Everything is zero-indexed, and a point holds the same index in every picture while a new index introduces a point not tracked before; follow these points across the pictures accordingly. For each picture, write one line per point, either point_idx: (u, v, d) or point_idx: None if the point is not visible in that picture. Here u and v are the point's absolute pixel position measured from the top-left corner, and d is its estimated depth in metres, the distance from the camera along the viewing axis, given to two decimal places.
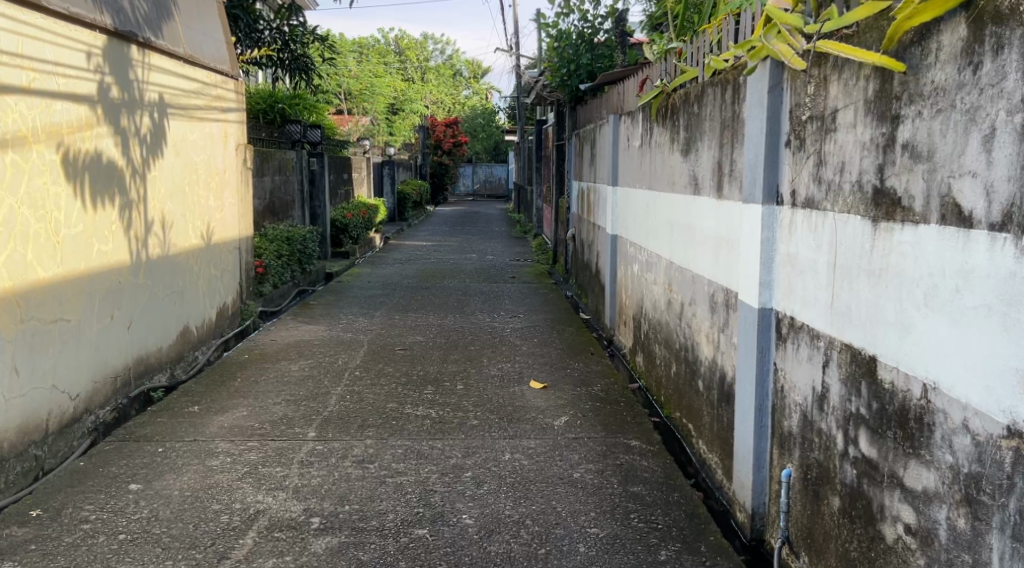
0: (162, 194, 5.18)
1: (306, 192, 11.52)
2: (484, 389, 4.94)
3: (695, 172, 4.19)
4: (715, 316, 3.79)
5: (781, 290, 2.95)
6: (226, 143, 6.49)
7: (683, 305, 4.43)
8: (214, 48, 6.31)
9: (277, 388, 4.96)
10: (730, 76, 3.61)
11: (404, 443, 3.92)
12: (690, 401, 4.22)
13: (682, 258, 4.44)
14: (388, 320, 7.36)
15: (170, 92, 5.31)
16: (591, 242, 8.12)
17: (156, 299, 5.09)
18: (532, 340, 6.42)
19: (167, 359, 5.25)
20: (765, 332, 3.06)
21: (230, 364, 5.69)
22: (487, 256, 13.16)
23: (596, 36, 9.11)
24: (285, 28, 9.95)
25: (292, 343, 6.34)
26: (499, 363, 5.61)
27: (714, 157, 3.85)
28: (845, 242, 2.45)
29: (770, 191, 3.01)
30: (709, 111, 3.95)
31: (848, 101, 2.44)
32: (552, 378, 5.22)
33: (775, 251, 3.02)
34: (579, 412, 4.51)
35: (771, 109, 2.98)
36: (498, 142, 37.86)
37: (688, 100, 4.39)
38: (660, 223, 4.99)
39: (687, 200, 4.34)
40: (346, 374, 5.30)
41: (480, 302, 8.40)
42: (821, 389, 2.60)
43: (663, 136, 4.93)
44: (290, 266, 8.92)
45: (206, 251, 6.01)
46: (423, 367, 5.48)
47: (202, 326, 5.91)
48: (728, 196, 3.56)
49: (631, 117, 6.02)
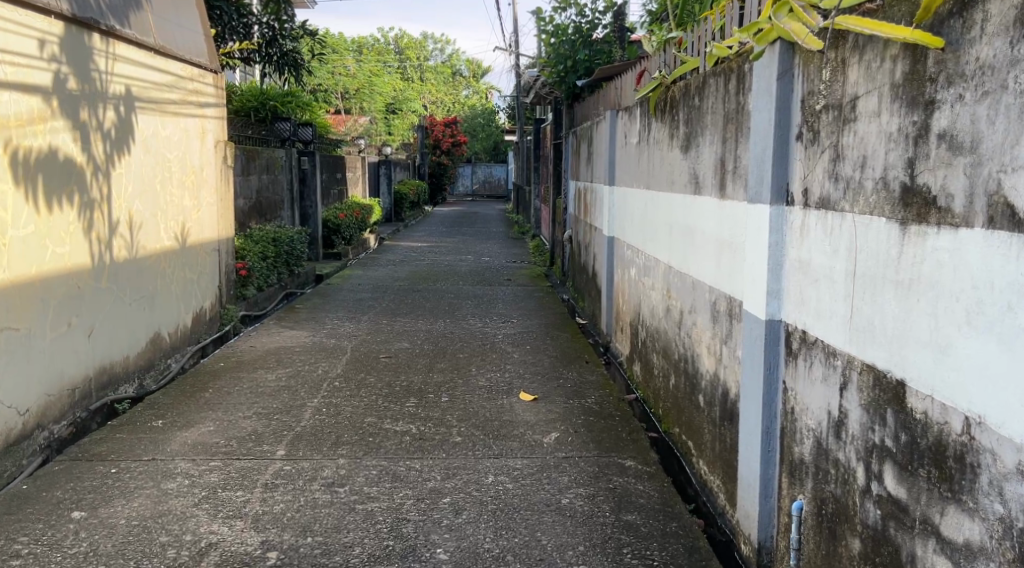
0: (129, 192, 4.88)
1: (296, 192, 11.21)
2: (470, 401, 4.63)
3: (696, 170, 3.88)
4: (717, 326, 3.49)
5: (791, 300, 2.65)
6: (203, 140, 6.19)
7: (683, 313, 4.12)
8: (191, 39, 6.00)
9: (250, 400, 4.66)
10: (734, 64, 3.30)
11: (379, 464, 3.62)
12: (689, 417, 3.92)
13: (682, 262, 4.13)
14: (375, 325, 7.05)
15: (138, 85, 5.00)
16: (587, 243, 7.83)
17: (123, 305, 4.79)
18: (524, 347, 6.12)
19: (135, 369, 4.94)
20: (773, 347, 2.76)
21: (204, 372, 5.38)
22: (483, 258, 12.83)
23: (594, 31, 8.79)
24: (273, 23, 9.59)
25: (271, 349, 6.03)
26: (488, 372, 5.30)
27: (716, 153, 3.54)
28: (867, 247, 2.14)
29: (779, 190, 2.71)
30: (711, 103, 3.64)
31: (871, 87, 2.14)
32: (544, 390, 4.91)
33: (784, 256, 2.71)
34: (570, 427, 4.20)
35: (781, 98, 2.68)
36: (498, 142, 37.54)
37: (688, 92, 4.08)
38: (658, 224, 4.69)
39: (687, 201, 4.03)
40: (325, 385, 4.99)
41: (472, 307, 8.08)
42: (837, 414, 2.29)
43: (662, 132, 4.62)
44: (277, 268, 8.62)
45: (180, 253, 5.71)
46: (407, 377, 5.17)
47: (175, 332, 5.60)
48: (732, 195, 3.25)
49: (629, 113, 5.72)
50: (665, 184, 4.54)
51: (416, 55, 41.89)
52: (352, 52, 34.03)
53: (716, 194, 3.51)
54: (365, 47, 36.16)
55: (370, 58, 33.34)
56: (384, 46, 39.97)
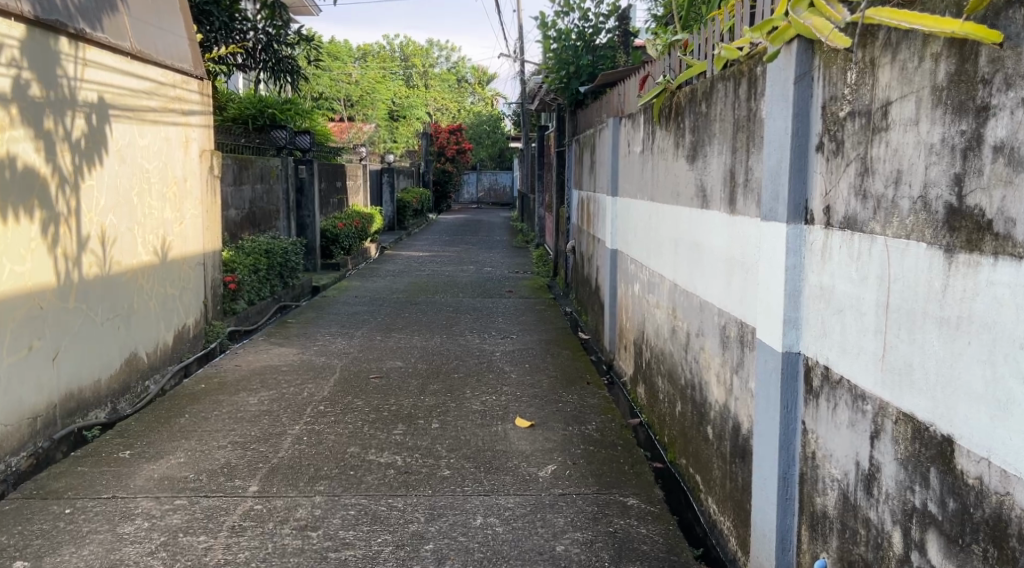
0: (101, 206, 4.61)
1: (293, 202, 10.92)
2: (462, 429, 4.33)
3: (703, 181, 3.59)
4: (727, 353, 3.19)
5: (812, 331, 2.35)
6: (187, 149, 5.92)
7: (689, 336, 3.82)
8: (174, 44, 5.74)
9: (227, 427, 4.36)
10: (745, 67, 3.01)
11: (358, 503, 3.34)
12: (697, 448, 3.63)
13: (688, 280, 3.84)
14: (369, 342, 6.77)
15: (111, 91, 4.73)
16: (590, 255, 7.55)
17: (94, 326, 4.51)
18: (523, 367, 5.81)
19: (108, 393, 4.66)
20: (790, 383, 2.45)
21: (183, 394, 5.10)
22: (484, 268, 12.53)
23: (597, 37, 8.52)
24: (270, 30, 9.41)
25: (256, 369, 5.75)
26: (483, 395, 5.01)
27: (725, 164, 3.25)
28: (901, 277, 1.84)
29: (797, 206, 2.42)
30: (719, 110, 3.35)
31: (906, 90, 1.84)
32: (541, 414, 4.61)
33: (801, 282, 2.41)
34: (569, 458, 3.91)
35: (798, 105, 2.38)
36: (503, 149, 37.30)
37: (695, 98, 3.79)
38: (663, 238, 4.39)
39: (693, 215, 3.74)
40: (309, 410, 4.70)
41: (470, 321, 7.79)
42: (868, 467, 1.99)
43: (667, 141, 4.33)
44: (269, 280, 8.35)
45: (160, 268, 5.44)
46: (396, 401, 4.87)
47: (155, 352, 5.33)
48: (743, 211, 2.96)
49: (632, 120, 5.43)
50: (670, 197, 4.25)
51: (421, 62, 41.62)
52: (355, 60, 33.81)
53: (725, 209, 3.22)
54: (369, 53, 35.96)
55: (373, 65, 33.12)
56: (389, 53, 39.75)
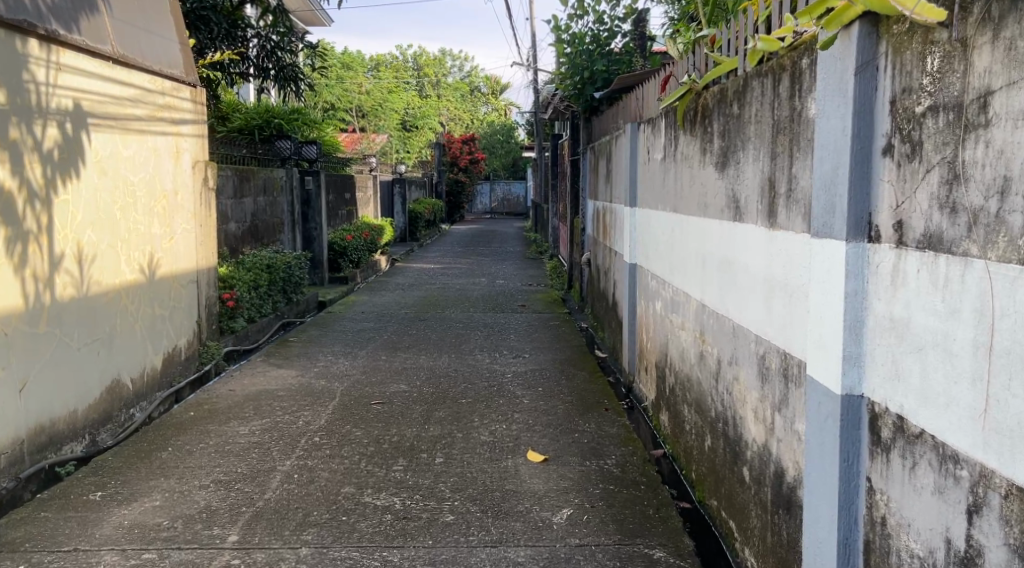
0: (78, 221, 4.28)
1: (299, 214, 10.59)
2: (468, 464, 3.94)
3: (735, 191, 3.21)
4: (767, 388, 2.80)
5: (879, 371, 1.95)
6: (178, 160, 5.59)
7: (720, 363, 3.41)
8: (163, 49, 5.42)
9: (211, 463, 3.99)
10: (787, 60, 2.62)
11: (348, 558, 2.97)
12: (730, 490, 3.23)
13: (719, 300, 3.44)
14: (373, 362, 6.40)
15: (88, 98, 4.40)
16: (607, 268, 7.16)
17: (70, 352, 4.17)
18: (536, 390, 5.42)
19: (86, 424, 4.31)
20: (851, 431, 2.05)
21: (170, 424, 4.74)
22: (496, 281, 12.13)
23: (612, 41, 8.14)
24: (275, 37, 9.13)
25: (251, 394, 5.38)
26: (493, 424, 4.62)
27: (762, 171, 2.86)
28: (1012, 312, 1.45)
29: (858, 220, 2.02)
30: (755, 110, 2.96)
31: (1016, 76, 1.46)
32: (555, 446, 4.22)
33: (863, 310, 2.01)
34: (587, 500, 3.51)
35: (859, 100, 1.99)
36: (517, 159, 36.97)
37: (724, 99, 3.40)
38: (688, 253, 4.00)
39: (724, 227, 3.35)
40: (302, 443, 4.31)
41: (480, 339, 7.39)
42: (964, 547, 1.60)
43: (692, 147, 3.94)
44: (271, 296, 8.00)
45: (147, 286, 5.10)
46: (398, 431, 4.49)
47: (140, 378, 4.98)
48: (788, 225, 2.57)
49: (651, 125, 5.05)
50: (696, 208, 3.86)
51: (436, 72, 41.25)
52: (368, 71, 33.58)
53: (764, 222, 2.82)
54: (382, 63, 35.68)
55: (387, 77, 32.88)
56: (401, 64, 39.52)
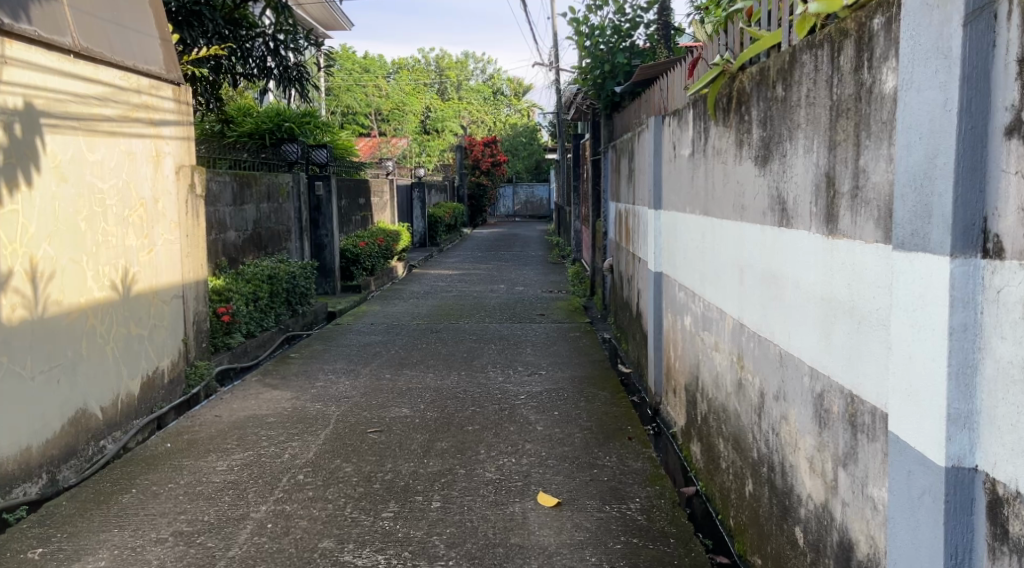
0: (31, 234, 3.81)
1: (307, 221, 10.11)
2: (468, 511, 3.41)
3: (781, 190, 2.65)
4: (826, 436, 2.24)
5: (1004, 439, 1.40)
6: (158, 165, 5.12)
7: (764, 397, 2.86)
8: (139, 44, 4.97)
9: (175, 510, 3.49)
10: (850, 22, 2.07)
11: None
12: (778, 553, 2.67)
13: (761, 320, 2.89)
14: (376, 381, 5.89)
15: (42, 95, 3.94)
16: (630, 275, 6.61)
17: (20, 382, 3.69)
18: (551, 414, 4.88)
19: (43, 463, 3.83)
20: (960, 518, 1.50)
21: (143, 458, 4.26)
22: (515, 288, 11.57)
23: (635, 33, 7.60)
24: (280, 35, 8.69)
25: (239, 421, 4.88)
26: (501, 457, 4.08)
27: (817, 166, 2.31)
28: None
29: (969, 227, 1.47)
30: (804, 92, 2.41)
31: None
32: (570, 486, 3.67)
33: (978, 352, 1.46)
34: (605, 560, 2.97)
35: (970, 61, 1.44)
36: (540, 161, 36.39)
37: (764, 81, 2.85)
38: (723, 263, 3.44)
39: (767, 234, 2.80)
40: (283, 483, 3.80)
41: (493, 353, 6.85)
42: None
43: (725, 140, 3.38)
44: (273, 308, 7.53)
45: (121, 303, 4.62)
46: (393, 467, 3.97)
47: (113, 407, 4.50)
48: (856, 233, 2.02)
49: (677, 117, 4.50)
50: (731, 212, 3.30)
51: (457, 74, 40.82)
52: (389, 74, 33.26)
53: (820, 228, 2.27)
54: (403, 67, 35.34)
55: (409, 80, 32.57)
56: (423, 67, 39.10)
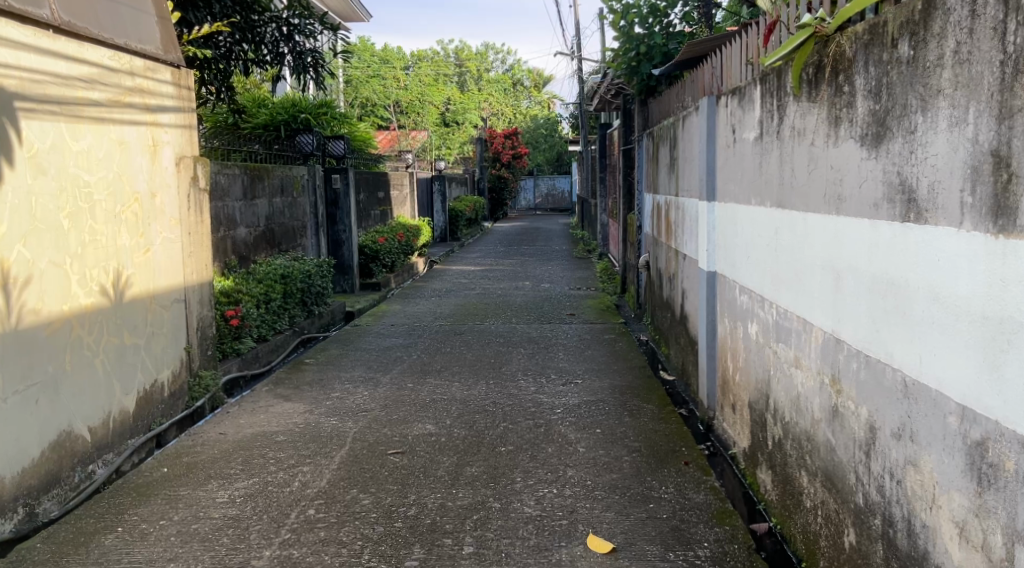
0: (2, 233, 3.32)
1: (324, 216, 9.62)
2: (507, 559, 2.90)
3: (905, 175, 2.11)
4: (997, 498, 1.71)
5: None
6: (155, 156, 4.63)
7: (876, 432, 2.32)
8: (133, 21, 4.47)
9: (165, 556, 3.00)
10: None
11: None
12: None
13: (870, 336, 2.35)
14: (397, 392, 5.37)
15: (17, 76, 3.45)
16: (673, 273, 6.05)
17: None
18: (594, 432, 4.35)
19: (21, 495, 3.35)
20: None
21: (135, 485, 3.78)
22: (542, 286, 11.02)
23: (672, 11, 7.00)
24: (293, 20, 8.17)
25: (245, 440, 4.39)
26: (541, 487, 3.55)
27: (972, 143, 1.77)
28: None
29: None
30: (950, 49, 1.86)
31: None
32: (624, 525, 3.15)
33: None
34: None
35: None
36: (561, 153, 35.73)
37: (876, 40, 2.29)
38: (807, 263, 2.90)
39: (881, 230, 2.25)
40: (291, 519, 3.29)
41: (524, 359, 6.30)
42: None
43: (812, 118, 2.83)
44: (286, 310, 7.03)
45: (113, 309, 4.14)
46: (417, 499, 3.45)
47: (104, 426, 4.01)
48: None
49: (738, 94, 3.94)
50: (821, 203, 2.75)
51: (477, 66, 40.22)
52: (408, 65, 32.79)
53: (982, 226, 1.74)
54: (422, 59, 34.86)
55: (428, 72, 32.07)
56: (442, 59, 38.52)
